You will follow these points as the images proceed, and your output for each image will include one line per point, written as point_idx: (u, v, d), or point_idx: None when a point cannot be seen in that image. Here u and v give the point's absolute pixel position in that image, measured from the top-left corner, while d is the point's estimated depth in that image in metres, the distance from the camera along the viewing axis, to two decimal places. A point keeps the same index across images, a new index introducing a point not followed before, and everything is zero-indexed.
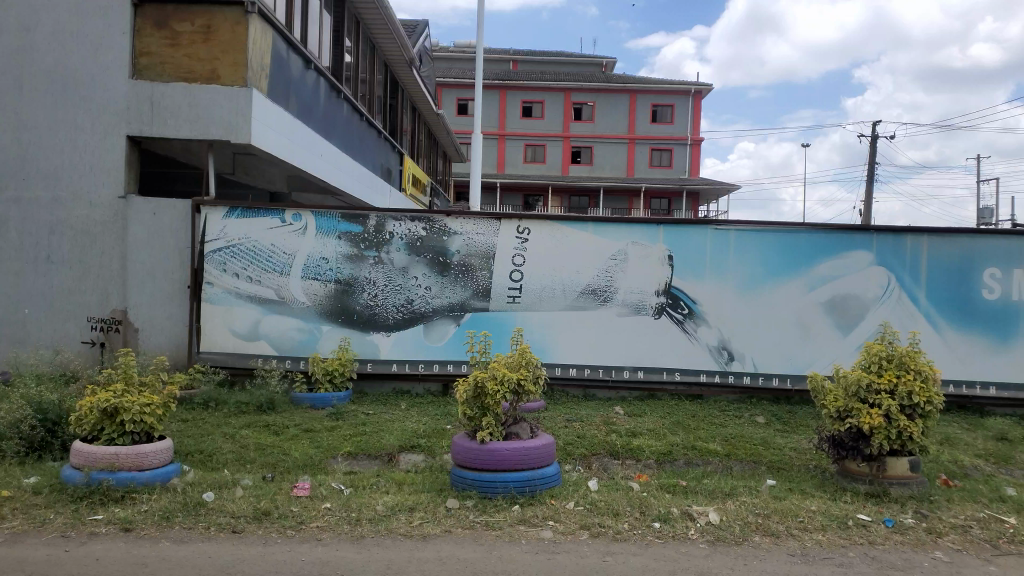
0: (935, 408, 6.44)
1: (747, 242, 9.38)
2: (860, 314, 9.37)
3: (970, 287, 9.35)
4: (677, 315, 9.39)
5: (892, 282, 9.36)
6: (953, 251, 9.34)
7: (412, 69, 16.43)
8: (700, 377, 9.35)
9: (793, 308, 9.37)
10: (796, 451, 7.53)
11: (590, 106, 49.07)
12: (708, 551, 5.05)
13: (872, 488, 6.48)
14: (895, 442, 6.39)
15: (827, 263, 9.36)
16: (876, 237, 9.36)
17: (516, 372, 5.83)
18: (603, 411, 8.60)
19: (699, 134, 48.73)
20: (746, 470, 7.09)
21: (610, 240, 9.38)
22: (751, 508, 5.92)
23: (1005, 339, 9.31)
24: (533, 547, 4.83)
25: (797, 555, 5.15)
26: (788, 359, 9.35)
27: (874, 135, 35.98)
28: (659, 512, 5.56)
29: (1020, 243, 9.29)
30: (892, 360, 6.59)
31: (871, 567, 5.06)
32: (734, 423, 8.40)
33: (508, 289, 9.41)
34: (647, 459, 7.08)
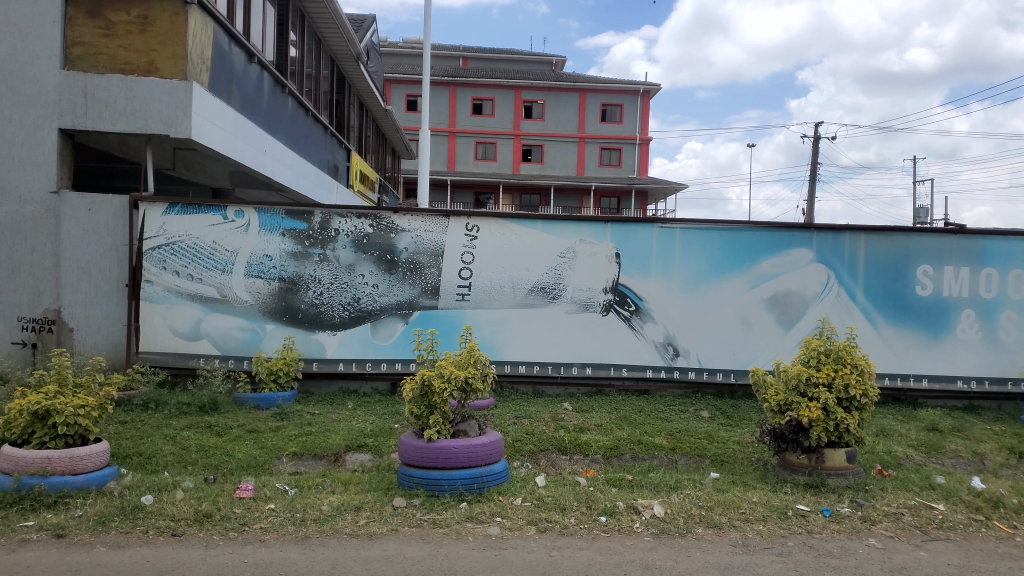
0: (871, 400, 6.67)
1: (692, 240, 9.55)
2: (800, 311, 9.63)
3: (904, 283, 9.69)
4: (624, 312, 9.50)
5: (830, 279, 9.64)
6: (889, 249, 9.67)
7: (359, 64, 16.25)
8: (646, 373, 9.49)
9: (737, 304, 9.58)
10: (739, 444, 7.71)
11: (540, 104, 49.27)
12: (653, 543, 5.14)
13: (811, 479, 6.67)
14: (833, 434, 6.60)
15: (769, 261, 9.59)
16: (815, 235, 9.63)
17: (464, 369, 5.83)
18: (552, 408, 8.66)
19: (647, 134, 49.38)
20: (690, 464, 7.23)
21: (558, 237, 9.44)
22: (695, 500, 6.04)
23: (937, 333, 9.69)
24: (480, 543, 4.85)
25: (738, 546, 5.27)
26: (732, 354, 9.55)
27: (815, 137, 36.97)
28: (605, 506, 5.64)
29: (950, 241, 9.67)
30: (830, 354, 6.78)
31: (809, 555, 5.21)
32: (679, 417, 8.55)
33: (456, 287, 9.39)
34: (595, 454, 7.15)
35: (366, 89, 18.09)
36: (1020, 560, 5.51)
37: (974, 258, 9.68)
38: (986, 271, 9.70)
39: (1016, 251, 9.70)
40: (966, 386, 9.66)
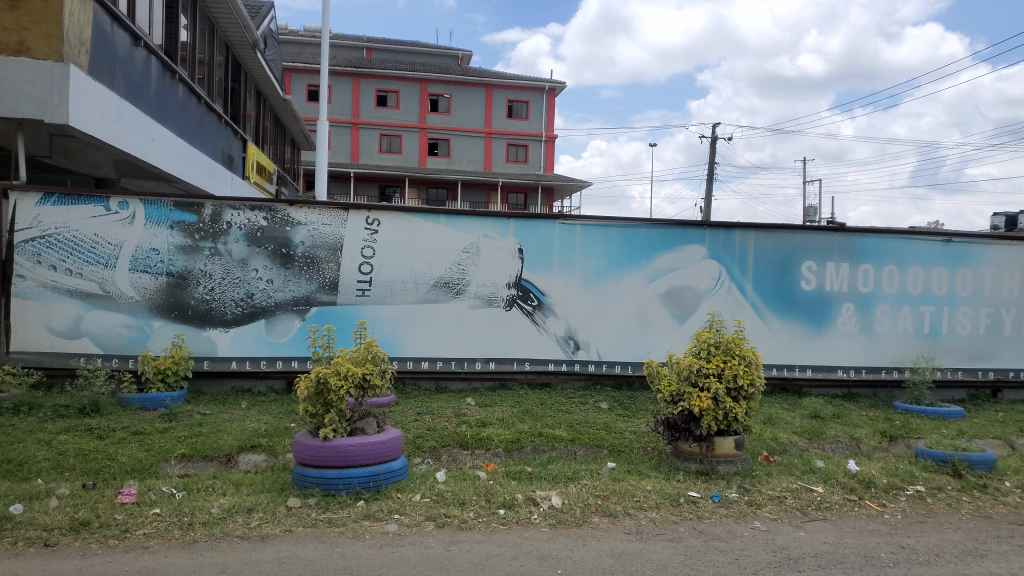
0: (757, 390, 6.99)
1: (592, 236, 9.75)
2: (693, 305, 10.00)
3: (790, 279, 10.21)
4: (526, 307, 9.60)
5: (722, 274, 10.05)
6: (776, 245, 10.17)
7: (255, 52, 15.72)
8: (548, 367, 9.63)
9: (635, 299, 9.85)
10: (636, 434, 7.95)
11: (446, 98, 49.06)
12: (550, 534, 5.23)
13: (702, 467, 6.95)
14: (722, 423, 6.90)
15: (664, 257, 9.91)
16: (708, 231, 10.02)
17: (362, 366, 5.76)
18: (454, 403, 8.67)
19: (553, 131, 49.98)
20: (589, 454, 7.40)
21: (460, 232, 9.44)
22: (592, 490, 6.19)
23: (820, 325, 10.26)
24: (377, 541, 4.80)
25: (632, 533, 5.44)
26: (631, 347, 9.83)
27: (713, 137, 38.24)
28: (504, 499, 5.70)
29: (831, 238, 10.26)
30: (720, 346, 7.09)
31: (697, 540, 5.43)
32: (579, 409, 8.74)
33: (356, 282, 9.24)
34: (496, 448, 7.21)
35: (263, 78, 17.53)
36: (887, 536, 5.94)
37: (852, 254, 10.32)
38: (863, 267, 10.36)
39: (889, 248, 10.42)
40: (846, 375, 10.29)
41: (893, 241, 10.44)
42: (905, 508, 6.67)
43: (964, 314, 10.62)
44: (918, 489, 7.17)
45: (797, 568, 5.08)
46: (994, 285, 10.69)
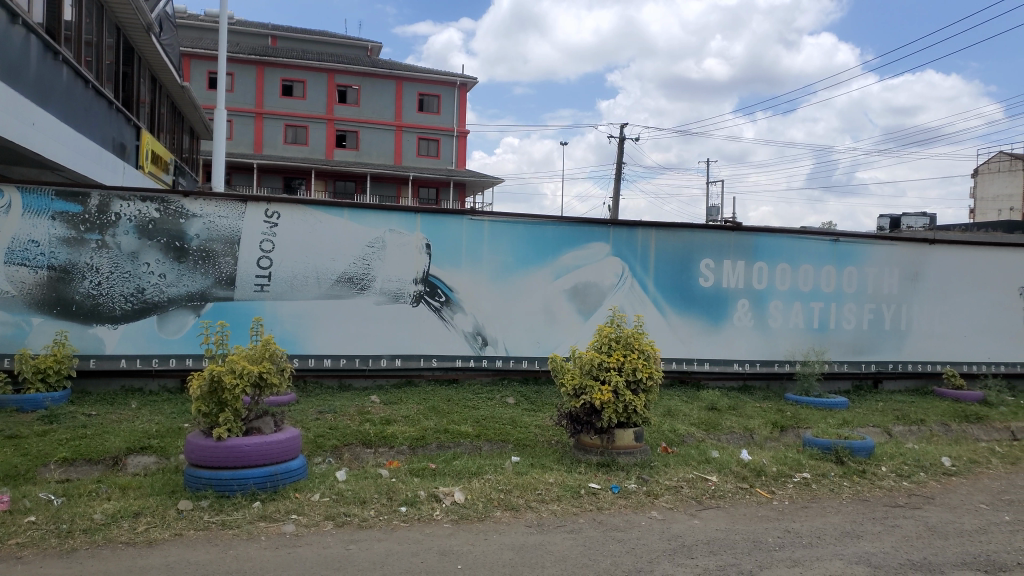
0: (656, 382, 7.22)
1: (500, 232, 9.80)
2: (598, 301, 10.21)
3: (689, 276, 10.57)
4: (434, 303, 9.57)
5: (625, 271, 10.30)
6: (676, 244, 10.51)
7: (149, 34, 15.02)
8: (455, 363, 9.63)
9: (541, 295, 9.97)
10: (540, 428, 8.06)
11: (355, 89, 48.18)
12: (452, 530, 5.25)
13: (603, 459, 7.11)
14: (622, 415, 7.09)
15: (570, 253, 10.08)
16: (612, 230, 10.25)
17: (258, 364, 5.60)
18: (358, 401, 8.56)
19: (464, 126, 49.92)
20: (494, 449, 7.44)
21: (364, 226, 9.31)
22: (495, 485, 6.24)
23: (717, 321, 10.67)
24: (274, 542, 4.70)
25: (533, 526, 5.52)
26: (537, 342, 9.94)
27: (622, 137, 38.99)
28: (406, 496, 5.68)
29: (728, 237, 10.68)
30: (620, 341, 7.29)
31: (597, 530, 5.57)
32: (486, 405, 8.78)
33: (255, 277, 8.97)
34: (400, 445, 7.16)
35: (158, 62, 16.76)
36: (774, 521, 6.26)
37: (748, 253, 10.78)
38: (758, 265, 10.84)
39: (781, 247, 10.94)
40: (741, 368, 10.75)
41: (786, 240, 10.96)
42: (791, 494, 7.04)
43: (850, 309, 11.28)
44: (804, 476, 7.57)
45: (690, 555, 5.28)
46: (876, 282, 11.40)
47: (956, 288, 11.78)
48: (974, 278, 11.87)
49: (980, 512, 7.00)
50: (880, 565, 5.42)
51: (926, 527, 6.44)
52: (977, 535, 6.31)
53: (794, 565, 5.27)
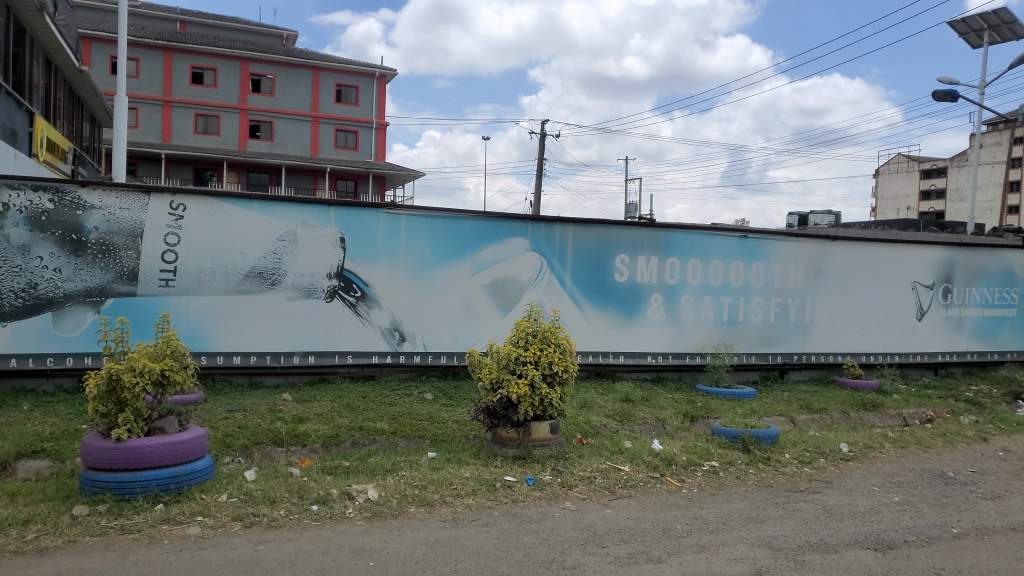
0: (571, 375, 7.35)
1: (417, 226, 9.73)
2: (516, 297, 10.28)
3: (605, 271, 10.77)
4: (349, 298, 9.42)
5: (543, 266, 10.40)
6: (592, 239, 10.68)
7: (43, 15, 14.21)
8: (372, 359, 9.52)
9: (460, 290, 9.96)
10: (458, 423, 8.06)
11: (269, 78, 46.85)
12: (365, 527, 5.20)
13: (519, 452, 7.17)
14: (538, 408, 7.17)
15: (488, 248, 10.10)
16: (530, 225, 10.32)
17: (160, 362, 5.43)
18: (270, 399, 8.36)
19: (383, 118, 49.30)
20: (410, 446, 7.40)
21: (276, 220, 9.09)
22: (409, 481, 6.21)
23: (632, 315, 10.91)
24: (177, 545, 4.55)
25: (448, 521, 5.53)
26: (455, 338, 9.93)
27: (543, 134, 39.29)
28: (318, 494, 5.59)
29: (642, 233, 10.92)
30: (537, 335, 7.37)
31: (511, 523, 5.62)
32: (403, 401, 8.72)
33: (160, 271, 8.64)
34: (313, 444, 7.04)
35: (54, 44, 15.88)
36: (683, 508, 6.46)
37: (661, 249, 11.07)
38: (670, 260, 11.14)
39: (693, 243, 11.27)
40: (654, 361, 11.03)
41: (697, 236, 11.30)
42: (700, 482, 7.29)
43: (757, 303, 11.73)
44: (712, 464, 7.84)
45: (602, 544, 5.39)
46: (782, 277, 11.89)
47: (855, 283, 12.42)
48: (871, 273, 12.53)
49: (873, 494, 7.42)
50: (780, 547, 5.67)
51: (824, 509, 6.78)
52: (870, 515, 6.69)
53: (701, 550, 5.46)
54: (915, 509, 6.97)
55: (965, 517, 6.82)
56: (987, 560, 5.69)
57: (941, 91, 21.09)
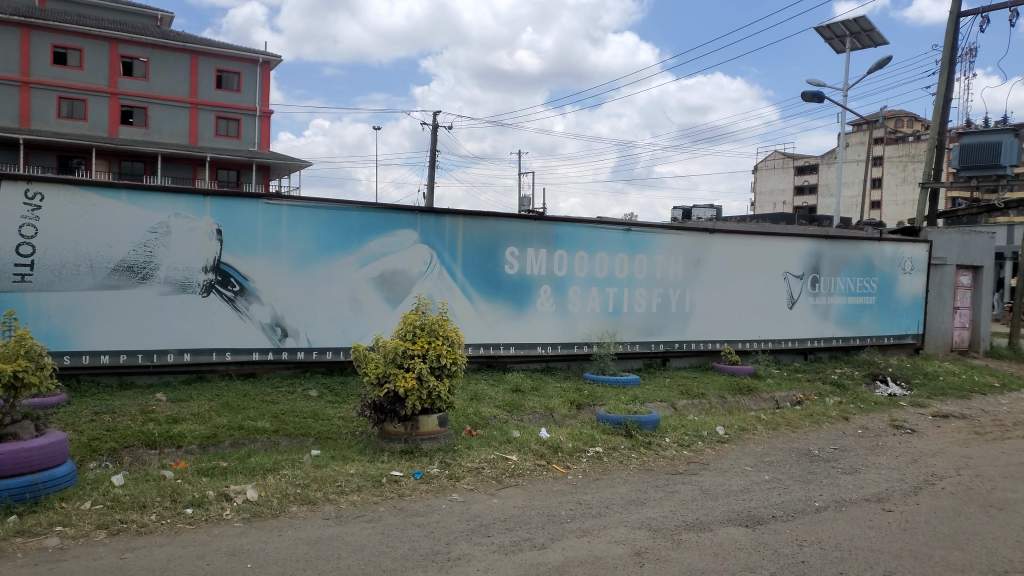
0: (459, 367, 7.37)
1: (300, 218, 9.46)
2: (404, 290, 10.19)
3: (494, 263, 10.83)
4: (226, 293, 9.07)
5: (432, 259, 10.36)
6: (481, 232, 10.72)
7: None
8: (252, 356, 9.22)
9: (345, 283, 9.78)
10: (344, 419, 7.93)
11: (142, 61, 44.26)
12: (243, 529, 5.05)
13: (406, 446, 7.13)
14: (426, 401, 7.16)
15: (376, 241, 9.96)
16: (419, 217, 10.25)
17: (12, 363, 5.05)
18: (141, 399, 7.94)
19: (267, 106, 47.64)
20: (293, 445, 7.22)
21: (146, 211, 8.62)
22: (291, 480, 6.05)
23: (521, 307, 11.04)
24: (32, 559, 4.26)
25: (331, 519, 5.44)
26: (341, 332, 9.75)
27: (435, 126, 39.01)
28: (192, 497, 5.37)
29: (531, 225, 11.05)
30: (425, 328, 7.32)
31: (396, 518, 5.59)
32: (286, 399, 8.49)
33: (15, 265, 8.01)
34: (189, 445, 6.74)
35: None
36: (568, 494, 6.63)
37: (548, 241, 11.24)
38: (558, 252, 11.35)
39: (580, 235, 11.52)
40: (543, 351, 11.22)
41: (584, 229, 11.54)
42: (584, 469, 7.50)
43: (641, 294, 12.14)
44: (597, 450, 8.08)
45: (487, 533, 5.45)
46: (663, 269, 12.35)
47: (731, 274, 13.05)
48: (745, 265, 13.22)
49: (746, 473, 7.86)
50: (658, 528, 5.91)
51: (700, 490, 7.12)
52: (741, 494, 7.07)
53: (583, 534, 5.62)
54: (782, 486, 7.43)
55: (826, 491, 7.33)
56: (844, 530, 6.15)
57: (808, 92, 22.51)
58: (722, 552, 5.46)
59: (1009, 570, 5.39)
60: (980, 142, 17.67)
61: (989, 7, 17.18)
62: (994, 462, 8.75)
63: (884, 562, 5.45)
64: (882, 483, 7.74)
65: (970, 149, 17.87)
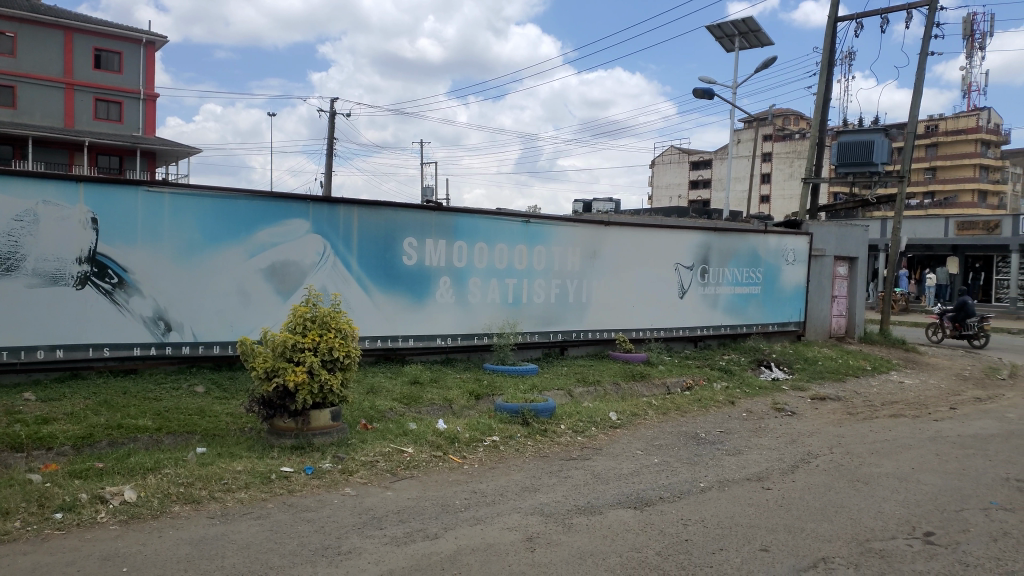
0: (353, 360, 7.28)
1: (184, 207, 9.06)
2: (296, 281, 9.94)
3: (391, 254, 10.72)
4: (103, 285, 8.62)
5: (326, 249, 10.15)
6: (378, 222, 10.58)
7: None
8: (132, 352, 8.79)
9: (234, 275, 9.45)
10: (232, 416, 7.66)
11: (10, 37, 41.10)
12: (119, 531, 4.83)
13: (297, 442, 6.99)
14: (317, 396, 7.03)
15: (266, 230, 9.66)
16: (312, 207, 10.01)
17: None
18: (8, 399, 7.44)
19: (152, 89, 45.23)
20: (177, 442, 6.94)
21: (11, 198, 8.06)
22: (174, 479, 5.82)
23: (419, 298, 10.98)
24: None
25: (216, 517, 5.27)
26: (230, 326, 9.42)
27: (333, 114, 38.08)
28: (63, 501, 5.09)
29: (428, 216, 10.99)
30: (316, 321, 7.15)
31: (285, 514, 5.47)
32: (170, 395, 8.14)
33: None
34: (61, 446, 6.37)
35: None
36: (464, 484, 6.68)
37: (446, 232, 11.21)
38: (457, 243, 11.34)
39: (478, 226, 11.54)
40: (443, 343, 11.21)
41: (482, 220, 11.57)
42: (480, 458, 7.56)
43: (540, 285, 12.31)
44: (494, 439, 8.15)
45: (380, 526, 5.42)
46: (561, 260, 12.56)
47: (625, 265, 13.41)
48: (638, 256, 13.62)
49: (636, 457, 8.14)
50: (551, 513, 6.04)
51: (592, 474, 7.32)
52: (631, 476, 7.33)
53: (476, 522, 5.67)
54: (670, 468, 7.73)
55: (710, 472, 7.69)
56: (726, 508, 6.48)
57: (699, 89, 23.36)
58: (611, 534, 5.64)
59: (872, 538, 5.82)
60: (855, 141, 18.80)
61: (863, 13, 18.27)
62: (863, 440, 9.40)
63: (761, 536, 5.77)
64: (763, 463, 8.19)
65: (846, 147, 18.98)
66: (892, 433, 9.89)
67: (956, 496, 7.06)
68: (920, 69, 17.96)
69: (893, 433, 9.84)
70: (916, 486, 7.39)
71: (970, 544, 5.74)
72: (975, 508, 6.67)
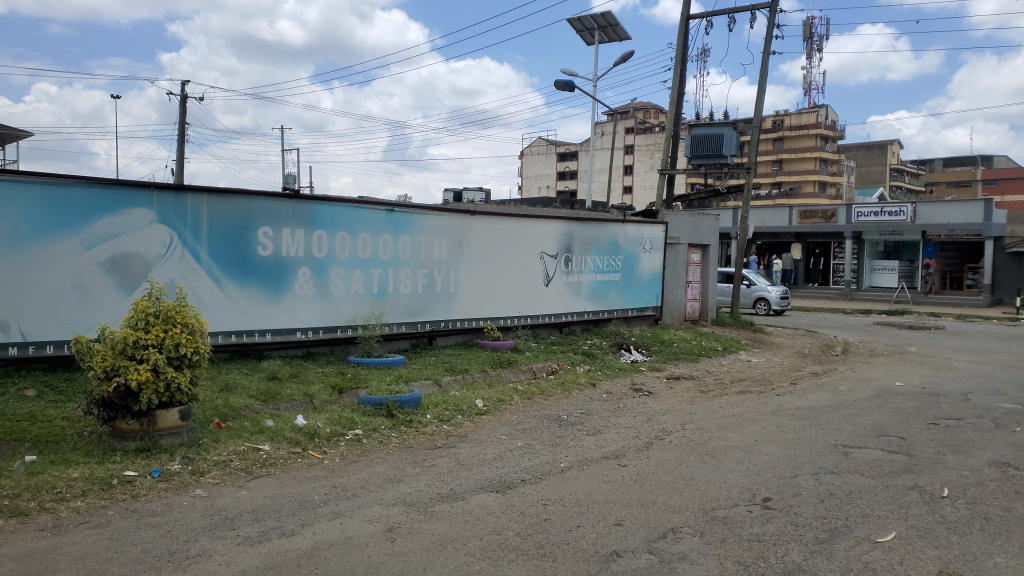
0: (202, 356, 6.95)
1: (6, 194, 8.29)
2: (140, 275, 9.35)
3: (245, 244, 10.28)
4: None
5: (173, 240, 9.60)
6: (230, 211, 10.10)
7: None
8: None
9: (68, 269, 8.76)
10: (68, 420, 7.11)
11: None
12: None
13: (142, 444, 6.60)
14: (164, 394, 6.65)
15: (104, 220, 9.01)
16: (156, 195, 9.44)
17: None
18: None
19: None
20: (4, 452, 6.36)
21: None
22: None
23: (277, 291, 10.61)
24: None
25: (47, 529, 4.90)
26: (64, 324, 8.73)
27: (184, 96, 35.97)
28: None
29: (285, 204, 10.62)
30: (160, 316, 6.76)
31: (128, 520, 5.16)
32: None
33: None
34: None
35: None
36: (324, 479, 6.55)
37: (306, 221, 10.88)
38: (316, 233, 11.03)
39: (339, 215, 11.27)
40: (303, 336, 10.91)
41: (343, 209, 11.31)
42: (342, 452, 7.43)
43: (405, 275, 12.21)
44: (356, 432, 8.03)
45: (232, 526, 5.23)
46: (426, 249, 12.50)
47: (490, 253, 13.54)
48: (503, 244, 13.78)
49: (501, 441, 8.28)
50: (413, 503, 6.04)
51: (456, 462, 7.38)
52: (495, 461, 7.45)
53: (336, 517, 5.59)
54: (532, 451, 7.93)
55: (571, 452, 7.96)
56: (583, 486, 6.73)
57: (562, 81, 23.92)
58: (472, 519, 5.71)
59: (715, 507, 6.23)
60: (707, 134, 19.86)
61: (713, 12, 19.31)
62: (712, 416, 10.04)
63: (616, 511, 6.04)
64: (620, 441, 8.56)
65: (699, 139, 20.00)
66: (738, 408, 10.60)
67: (791, 463, 7.67)
68: (764, 68, 19.21)
69: (739, 408, 10.55)
70: (757, 456, 7.97)
71: (801, 506, 6.27)
72: (807, 473, 7.29)
